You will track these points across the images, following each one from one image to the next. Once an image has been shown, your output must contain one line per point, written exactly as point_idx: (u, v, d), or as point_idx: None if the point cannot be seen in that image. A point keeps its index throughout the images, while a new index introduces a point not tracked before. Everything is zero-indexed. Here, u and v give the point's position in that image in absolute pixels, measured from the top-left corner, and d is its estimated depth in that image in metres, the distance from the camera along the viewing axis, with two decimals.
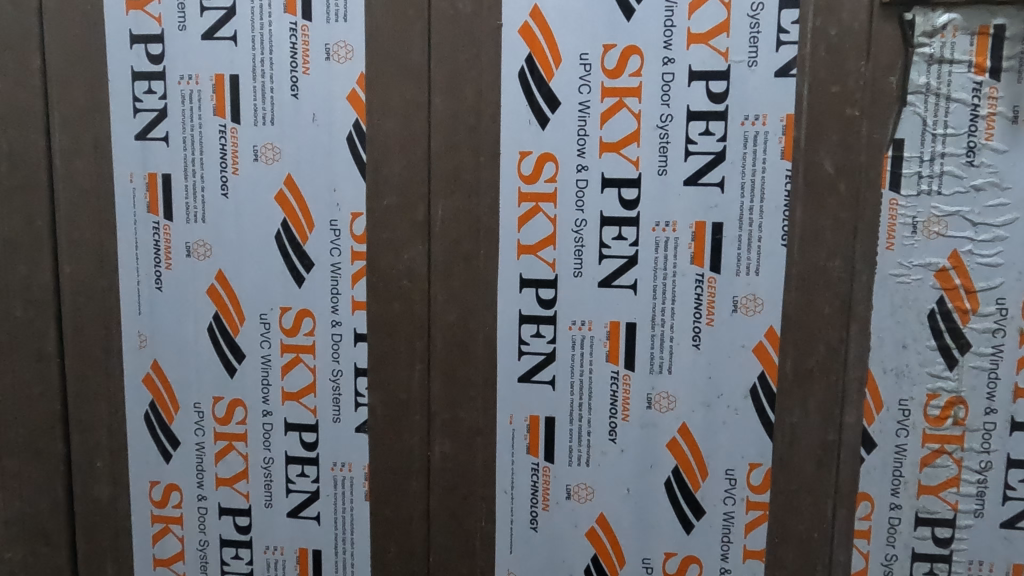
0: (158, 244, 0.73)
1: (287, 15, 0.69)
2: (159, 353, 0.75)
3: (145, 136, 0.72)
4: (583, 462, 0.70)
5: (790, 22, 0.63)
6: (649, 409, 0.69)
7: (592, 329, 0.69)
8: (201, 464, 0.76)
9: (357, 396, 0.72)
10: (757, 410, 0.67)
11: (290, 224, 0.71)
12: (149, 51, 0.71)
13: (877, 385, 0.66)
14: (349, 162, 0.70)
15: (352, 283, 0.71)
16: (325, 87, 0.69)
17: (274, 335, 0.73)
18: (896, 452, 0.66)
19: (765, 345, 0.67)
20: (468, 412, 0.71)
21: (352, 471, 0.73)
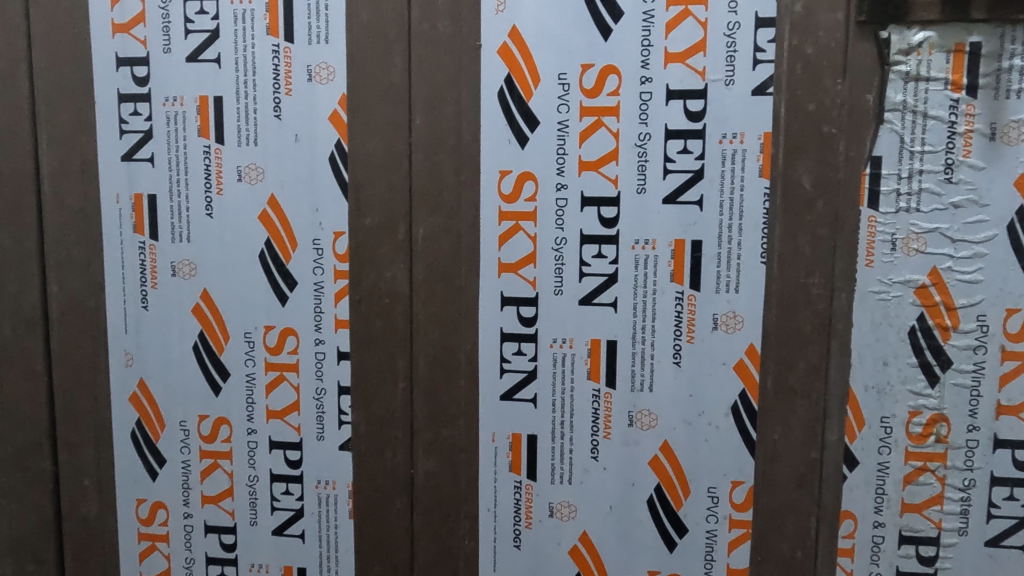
0: (144, 263, 0.74)
1: (270, 37, 0.70)
2: (146, 372, 0.75)
3: (131, 156, 0.73)
4: (565, 479, 0.70)
5: (766, 41, 0.64)
6: (631, 427, 0.69)
7: (573, 347, 0.69)
8: (187, 482, 0.76)
9: (341, 414, 0.73)
10: (739, 428, 0.67)
11: (274, 243, 0.72)
12: (135, 73, 0.72)
13: (859, 402, 0.66)
14: (331, 182, 0.70)
15: (335, 301, 0.72)
16: (307, 108, 0.70)
17: (258, 354, 0.73)
18: (879, 470, 0.66)
19: (746, 362, 0.67)
20: (451, 430, 0.71)
21: (336, 489, 0.74)
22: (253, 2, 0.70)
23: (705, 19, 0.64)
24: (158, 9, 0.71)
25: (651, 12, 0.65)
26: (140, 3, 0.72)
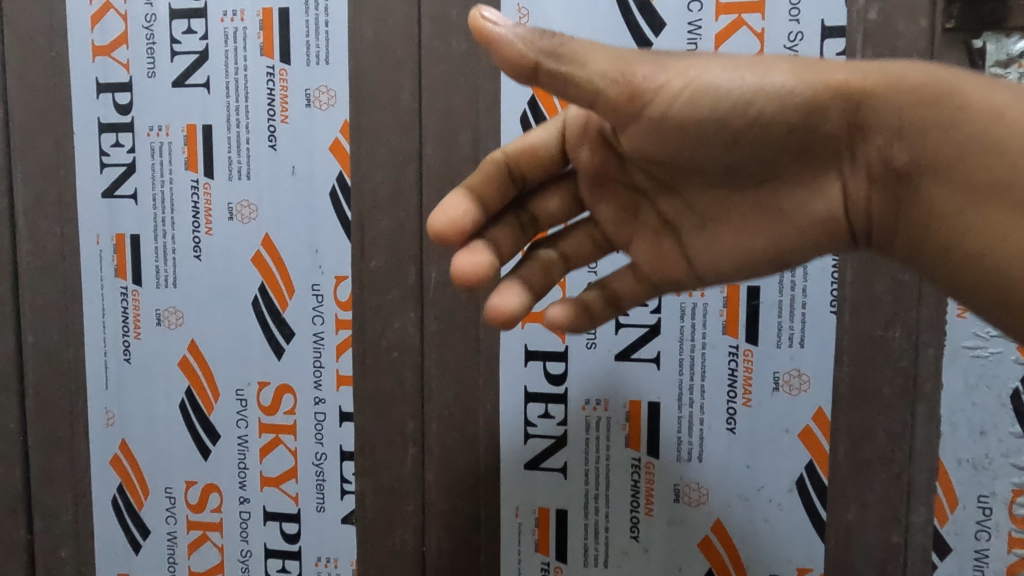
0: (127, 311, 0.67)
1: (264, 58, 0.62)
2: (128, 432, 0.67)
3: (113, 193, 0.66)
4: (600, 562, 0.60)
5: (835, 53, 0.55)
6: (677, 503, 0.59)
7: (609, 409, 0.60)
8: (174, 556, 0.68)
9: (344, 483, 0.64)
10: (806, 506, 0.57)
11: (268, 289, 0.64)
12: (116, 100, 0.65)
13: (951, 478, 0.55)
14: (333, 220, 0.62)
15: (336, 354, 0.63)
16: (305, 136, 0.62)
17: (251, 414, 0.65)
18: (976, 558, 0.55)
19: (813, 429, 0.57)
20: (467, 502, 0.62)
21: (338, 567, 0.64)
22: (245, 20, 0.62)
23: (762, 29, 0.56)
24: (142, 29, 0.64)
25: (697, 23, 0.56)
26: (122, 23, 0.64)
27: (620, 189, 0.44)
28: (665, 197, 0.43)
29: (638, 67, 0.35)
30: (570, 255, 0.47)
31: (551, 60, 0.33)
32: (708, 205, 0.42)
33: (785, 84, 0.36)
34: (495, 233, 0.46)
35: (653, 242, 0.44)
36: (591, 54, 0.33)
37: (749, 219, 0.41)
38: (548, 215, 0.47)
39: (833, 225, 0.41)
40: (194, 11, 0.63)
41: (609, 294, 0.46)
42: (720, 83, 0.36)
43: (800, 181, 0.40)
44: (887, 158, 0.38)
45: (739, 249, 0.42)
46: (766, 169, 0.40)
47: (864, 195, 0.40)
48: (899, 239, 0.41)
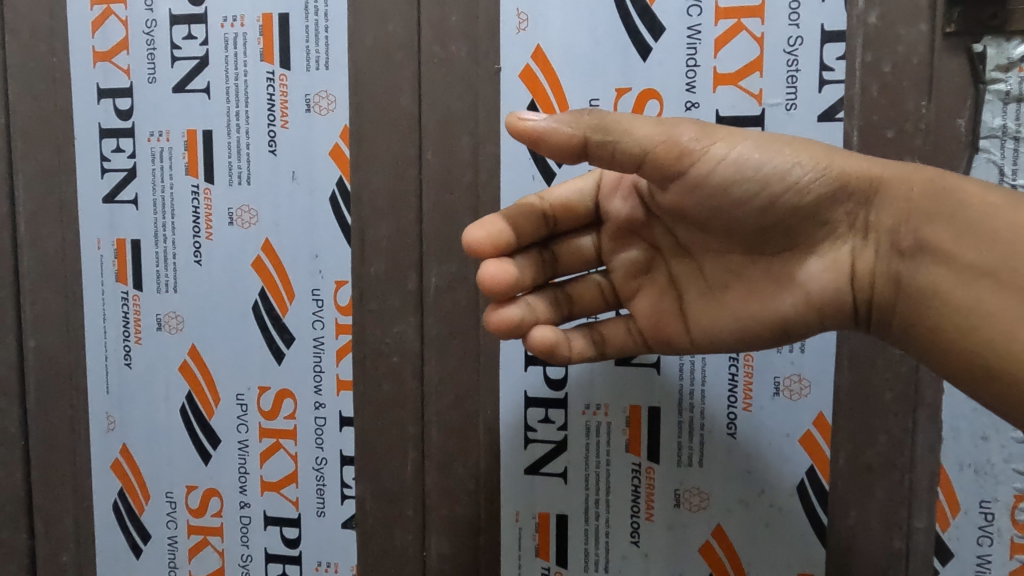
0: (127, 316, 0.67)
1: (265, 64, 0.62)
2: (129, 437, 0.67)
3: (113, 198, 0.66)
4: (601, 567, 0.60)
5: (834, 58, 0.55)
6: (677, 509, 0.59)
7: (609, 414, 0.60)
8: (174, 560, 0.68)
9: (344, 488, 0.64)
10: (807, 511, 0.57)
11: (268, 294, 0.64)
12: (117, 105, 0.65)
13: (953, 484, 0.55)
14: (333, 225, 0.62)
15: (337, 359, 0.63)
16: (305, 141, 0.62)
17: (252, 418, 0.65)
18: (978, 564, 0.55)
19: (814, 434, 0.57)
20: (468, 507, 0.62)
21: (338, 572, 0.64)
22: (245, 25, 0.62)
23: (761, 34, 0.56)
24: (142, 34, 0.64)
25: (697, 27, 0.56)
26: (123, 28, 0.65)
27: (643, 249, 0.50)
28: (681, 260, 0.50)
29: (682, 135, 0.43)
30: (577, 298, 0.53)
31: (602, 133, 0.41)
32: (722, 273, 0.48)
33: (816, 164, 0.44)
34: (523, 258, 0.50)
35: (656, 300, 0.51)
36: (636, 125, 0.42)
37: (756, 290, 0.47)
38: (569, 258, 0.52)
39: (837, 301, 0.46)
40: (195, 17, 0.63)
41: (599, 341, 0.52)
42: (758, 154, 0.44)
43: (813, 253, 0.46)
44: (894, 238, 0.45)
45: (741, 315, 0.48)
46: (784, 241, 0.46)
47: (868, 270, 0.45)
48: (895, 320, 0.46)
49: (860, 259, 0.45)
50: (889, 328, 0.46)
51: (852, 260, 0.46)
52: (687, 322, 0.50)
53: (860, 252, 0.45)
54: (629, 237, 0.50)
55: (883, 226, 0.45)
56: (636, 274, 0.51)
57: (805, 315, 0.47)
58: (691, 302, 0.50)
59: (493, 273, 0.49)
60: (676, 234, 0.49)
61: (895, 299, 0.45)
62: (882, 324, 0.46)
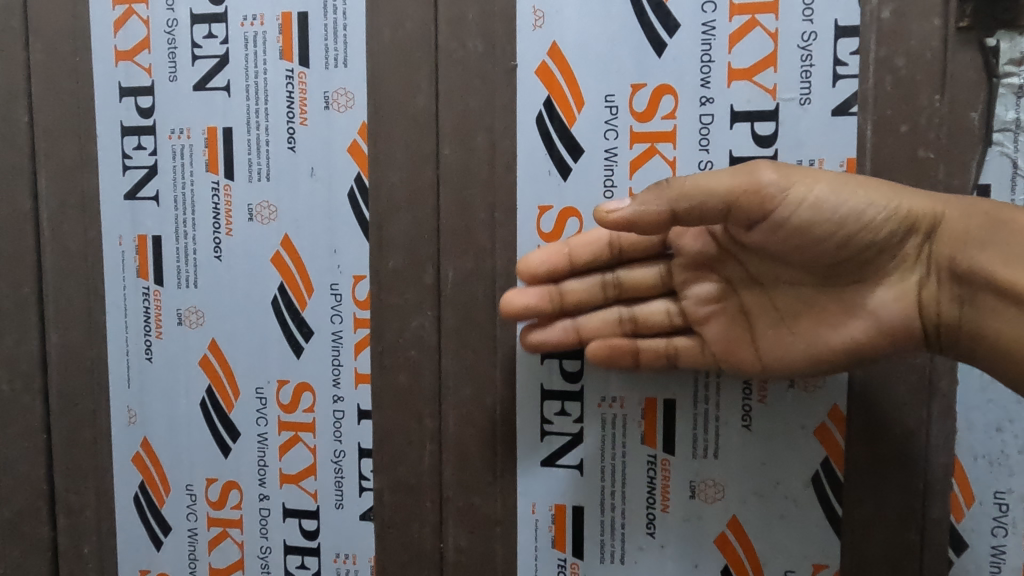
0: (149, 311, 0.68)
1: (284, 62, 0.63)
2: (150, 430, 0.68)
3: (135, 195, 0.67)
4: (617, 558, 0.61)
5: (848, 53, 0.55)
6: (693, 500, 0.59)
7: (625, 407, 0.60)
8: (194, 552, 0.69)
9: (362, 480, 0.64)
10: (821, 503, 0.57)
11: (287, 288, 0.65)
12: (138, 103, 0.66)
13: (967, 475, 0.56)
14: (351, 221, 0.63)
15: (355, 353, 0.64)
16: (324, 138, 0.63)
17: (271, 412, 0.66)
18: (992, 555, 0.56)
19: (829, 426, 0.57)
20: (485, 499, 0.62)
21: (357, 564, 0.65)
22: (265, 24, 0.63)
23: (775, 30, 0.56)
24: (163, 34, 0.66)
25: (711, 23, 0.57)
26: (144, 28, 0.66)
27: (716, 281, 0.57)
28: (751, 290, 0.57)
29: (766, 177, 0.50)
30: (643, 316, 0.58)
31: (686, 201, 0.49)
32: (792, 304, 0.56)
33: (887, 204, 0.51)
34: (570, 285, 0.58)
35: (727, 327, 0.57)
36: (714, 181, 0.49)
37: (826, 318, 0.55)
38: (634, 284, 0.58)
39: (906, 327, 0.53)
40: (215, 16, 0.65)
41: (672, 353, 0.58)
42: (835, 194, 0.50)
43: (880, 282, 0.54)
44: (953, 264, 0.52)
45: (814, 343, 0.55)
46: (855, 272, 0.54)
47: (933, 301, 0.53)
48: (963, 338, 0.52)
49: (925, 289, 0.53)
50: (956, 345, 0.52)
51: (918, 291, 0.53)
52: (758, 348, 0.56)
53: (924, 283, 0.53)
54: (699, 268, 0.57)
55: (944, 254, 0.52)
56: (707, 300, 0.57)
57: (880, 341, 0.53)
58: (766, 330, 0.56)
59: (530, 295, 0.58)
60: (746, 266, 0.57)
61: (959, 321, 0.52)
62: (950, 340, 0.52)
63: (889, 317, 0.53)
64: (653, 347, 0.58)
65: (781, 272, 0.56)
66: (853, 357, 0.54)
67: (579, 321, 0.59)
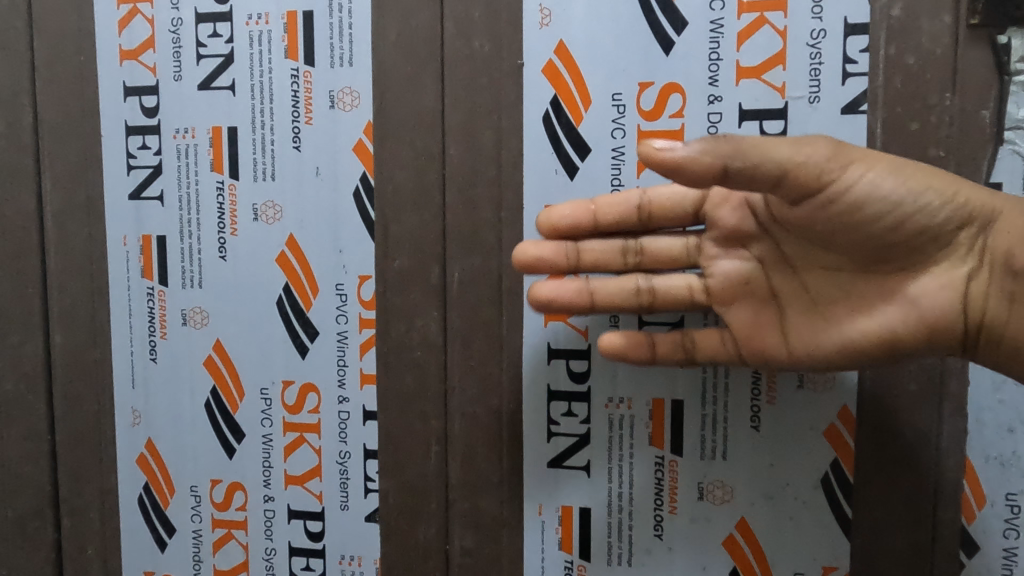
0: (153, 311, 0.67)
1: (289, 61, 0.63)
2: (154, 431, 0.68)
3: (139, 195, 0.67)
4: (624, 560, 0.60)
5: (858, 50, 0.55)
6: (701, 502, 0.59)
7: (632, 407, 0.60)
8: (199, 554, 0.68)
9: (368, 482, 0.64)
10: (831, 504, 0.57)
11: (292, 289, 0.64)
12: (143, 103, 0.66)
13: (978, 476, 0.55)
14: (356, 220, 0.63)
15: (360, 353, 0.63)
16: (329, 137, 0.63)
17: (276, 413, 0.65)
18: (1004, 557, 0.55)
19: (838, 427, 0.57)
20: (491, 500, 0.62)
21: (362, 566, 0.65)
22: (270, 23, 0.63)
23: (784, 27, 0.56)
24: (168, 33, 0.65)
25: (719, 21, 0.57)
26: (149, 27, 0.66)
27: (744, 260, 0.54)
28: (783, 274, 0.53)
29: (822, 150, 0.46)
30: (662, 292, 0.56)
31: (740, 160, 0.43)
32: (831, 291, 0.51)
33: (945, 190, 0.47)
34: (590, 245, 0.57)
35: (755, 313, 0.54)
36: (774, 147, 0.44)
37: (864, 305, 0.50)
38: (657, 254, 0.57)
39: (952, 321, 0.48)
40: (220, 15, 0.64)
41: (689, 346, 0.56)
42: (890, 178, 0.47)
43: (928, 270, 0.49)
44: (1009, 258, 0.47)
45: (848, 332, 0.50)
46: (903, 259, 0.49)
47: (983, 295, 0.48)
48: (1006, 335, 0.48)
49: (976, 282, 0.48)
50: (999, 344, 0.49)
51: (969, 282, 0.48)
52: (788, 335, 0.53)
53: (976, 274, 0.48)
54: (731, 247, 0.54)
55: (1000, 247, 0.48)
56: (735, 283, 0.54)
57: (921, 334, 0.49)
58: (797, 317, 0.52)
59: (547, 246, 0.56)
60: (781, 248, 0.53)
61: (1008, 318, 0.48)
62: (990, 341, 0.49)
63: (932, 307, 0.48)
64: (668, 337, 0.56)
65: (820, 258, 0.51)
66: (890, 349, 0.49)
67: (594, 282, 0.56)
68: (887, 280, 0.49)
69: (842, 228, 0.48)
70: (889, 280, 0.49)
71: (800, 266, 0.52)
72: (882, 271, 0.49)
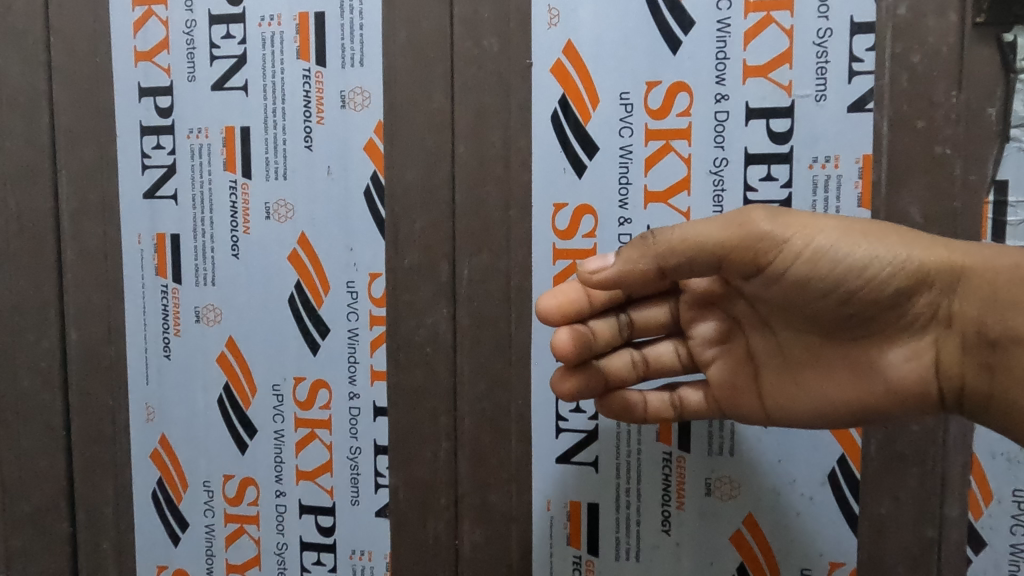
0: (167, 308, 0.68)
1: (301, 61, 0.64)
2: (167, 426, 0.69)
3: (154, 194, 0.68)
4: (632, 555, 0.61)
5: (864, 49, 0.55)
6: (709, 497, 0.59)
7: None
8: (211, 548, 0.69)
9: (378, 477, 0.65)
10: (838, 500, 0.57)
11: (304, 286, 0.65)
12: (157, 103, 0.67)
13: (984, 472, 0.55)
14: (367, 218, 0.64)
15: (371, 350, 0.64)
16: (340, 137, 0.64)
17: (288, 409, 0.66)
18: (1011, 553, 0.55)
19: None
20: (500, 496, 0.62)
21: (372, 560, 0.65)
22: (282, 24, 0.64)
23: (791, 26, 0.56)
24: (182, 34, 0.66)
25: (726, 20, 0.57)
26: (163, 28, 0.67)
27: (721, 320, 0.55)
28: (759, 333, 0.53)
29: (758, 227, 0.46)
30: (652, 360, 0.57)
31: (673, 257, 0.47)
32: (799, 353, 0.52)
33: (894, 257, 0.46)
34: (595, 323, 0.54)
35: (732, 373, 0.55)
36: (705, 233, 0.46)
37: (833, 374, 0.51)
38: (645, 324, 0.56)
39: (919, 391, 0.49)
40: (233, 17, 0.65)
41: (678, 404, 0.57)
42: (836, 246, 0.47)
43: (892, 340, 0.49)
44: (981, 329, 0.46)
45: (817, 398, 0.52)
46: (864, 328, 0.49)
47: (952, 362, 0.48)
48: (992, 408, 0.47)
49: (945, 349, 0.48)
50: (985, 417, 0.48)
51: (936, 351, 0.48)
52: (762, 397, 0.54)
53: (942, 341, 0.48)
54: (706, 308, 0.55)
55: (967, 314, 0.47)
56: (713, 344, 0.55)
57: (887, 403, 0.50)
58: (772, 379, 0.53)
59: (565, 339, 0.53)
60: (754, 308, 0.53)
61: (989, 391, 0.47)
62: (973, 409, 0.48)
63: (898, 380, 0.49)
64: (659, 396, 0.57)
65: (788, 319, 0.52)
66: (855, 418, 0.51)
67: (603, 362, 0.56)
68: (854, 348, 0.50)
69: (795, 302, 0.49)
70: (859, 347, 0.50)
71: (772, 328, 0.53)
72: (850, 340, 0.50)
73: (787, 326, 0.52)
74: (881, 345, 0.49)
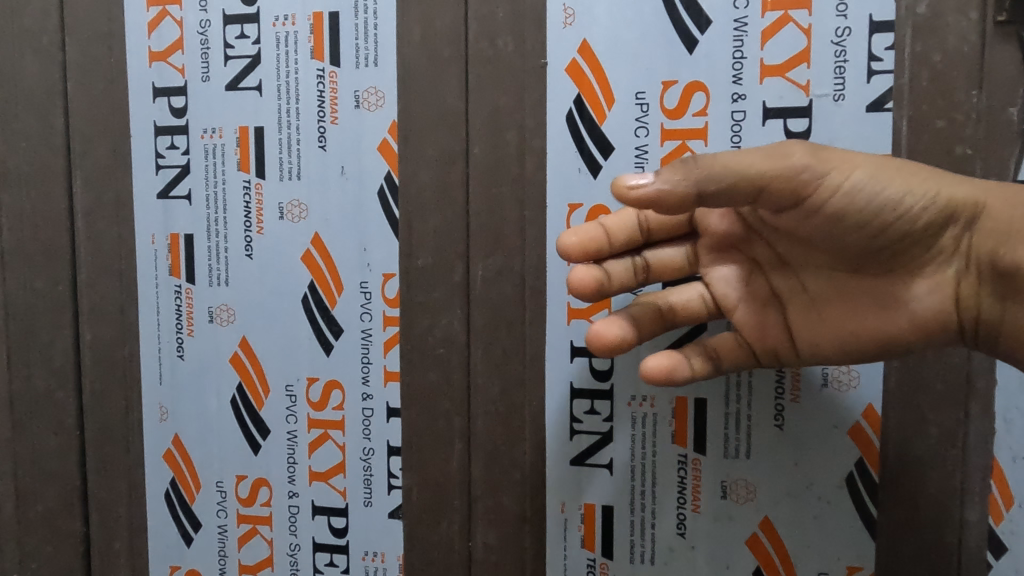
0: (180, 309, 0.68)
1: (315, 61, 0.64)
2: (181, 427, 0.69)
3: (168, 194, 0.68)
4: (646, 559, 0.60)
5: (883, 48, 0.55)
6: (724, 500, 0.59)
7: (655, 406, 0.60)
8: (224, 549, 0.69)
9: (391, 478, 0.64)
10: (856, 504, 0.57)
11: (317, 287, 0.65)
12: (171, 104, 0.67)
13: (1006, 477, 0.55)
14: (381, 219, 0.63)
15: (384, 351, 0.64)
16: (354, 136, 0.63)
17: (301, 409, 0.66)
18: None
19: (863, 426, 0.57)
20: (513, 497, 0.62)
21: (386, 562, 0.65)
22: (296, 24, 0.64)
23: (808, 25, 0.56)
24: (196, 34, 0.66)
25: (743, 19, 0.57)
26: (178, 28, 0.67)
27: (741, 262, 0.55)
28: (781, 273, 0.53)
29: (797, 161, 0.45)
30: (680, 307, 0.56)
31: (715, 181, 0.43)
32: (827, 289, 0.51)
33: (926, 192, 0.46)
34: (611, 264, 0.56)
35: (758, 316, 0.54)
36: (746, 160, 0.43)
37: (859, 310, 0.50)
38: (663, 267, 0.57)
39: (940, 322, 0.49)
40: (247, 17, 0.65)
41: (712, 355, 0.55)
42: (869, 183, 0.46)
43: (917, 274, 0.49)
44: (994, 260, 0.47)
45: (843, 332, 0.51)
46: (890, 262, 0.49)
47: (971, 294, 0.48)
48: (1001, 338, 0.48)
49: (964, 283, 0.48)
50: (994, 344, 0.49)
51: (957, 285, 0.48)
52: (793, 337, 0.53)
53: (962, 275, 0.48)
54: (727, 250, 0.55)
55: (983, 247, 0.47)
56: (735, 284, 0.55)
57: (909, 335, 0.49)
58: (798, 316, 0.53)
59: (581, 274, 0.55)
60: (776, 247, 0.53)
61: (1000, 320, 0.48)
62: (986, 337, 0.49)
63: (923, 313, 0.49)
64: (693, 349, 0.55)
65: (811, 256, 0.51)
66: (879, 352, 0.50)
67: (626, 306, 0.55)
68: (880, 284, 0.50)
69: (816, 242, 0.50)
70: (884, 283, 0.49)
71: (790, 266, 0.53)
72: (876, 276, 0.50)
73: (806, 266, 0.52)
74: (909, 279, 0.49)
